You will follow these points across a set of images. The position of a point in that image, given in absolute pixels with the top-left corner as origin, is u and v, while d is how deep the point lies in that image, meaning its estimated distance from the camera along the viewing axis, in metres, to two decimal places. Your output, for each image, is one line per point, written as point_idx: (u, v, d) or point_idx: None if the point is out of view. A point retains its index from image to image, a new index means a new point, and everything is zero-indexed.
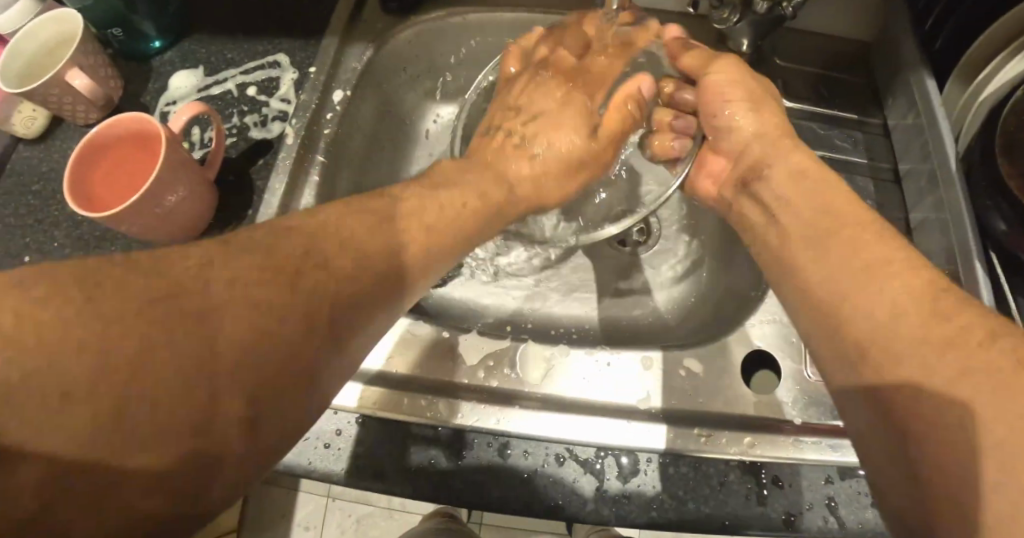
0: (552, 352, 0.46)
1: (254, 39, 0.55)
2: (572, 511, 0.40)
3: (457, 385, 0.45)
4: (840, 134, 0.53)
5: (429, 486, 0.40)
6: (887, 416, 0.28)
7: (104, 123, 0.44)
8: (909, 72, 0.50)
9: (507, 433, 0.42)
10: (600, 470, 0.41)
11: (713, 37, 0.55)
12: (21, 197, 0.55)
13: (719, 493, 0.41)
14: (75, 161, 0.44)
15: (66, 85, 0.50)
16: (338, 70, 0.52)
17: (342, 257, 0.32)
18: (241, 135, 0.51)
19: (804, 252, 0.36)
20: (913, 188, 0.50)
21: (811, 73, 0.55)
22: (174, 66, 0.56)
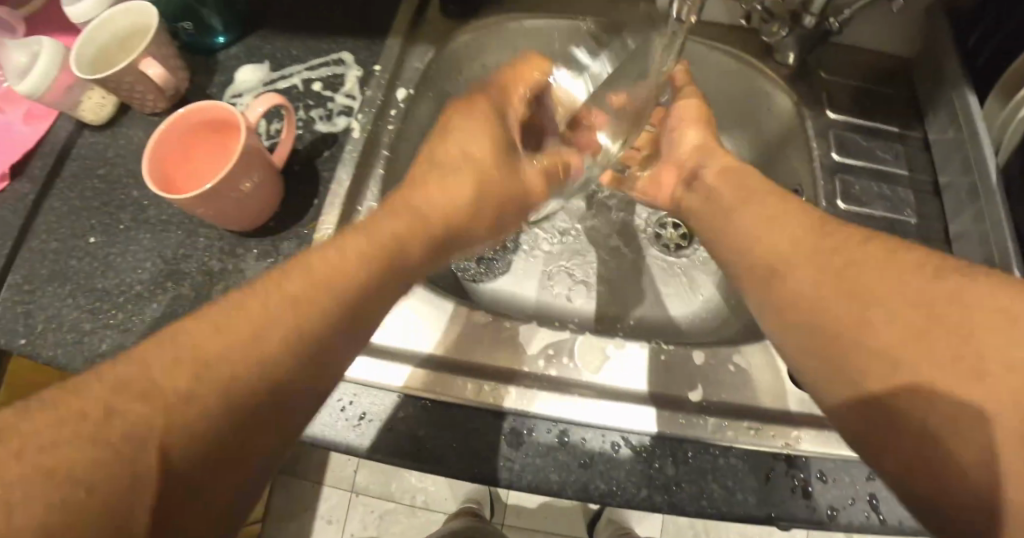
0: (607, 344, 0.48)
1: (318, 37, 0.57)
2: (624, 496, 0.42)
3: (516, 373, 0.46)
4: (881, 145, 0.55)
5: (489, 468, 0.42)
6: (872, 431, 0.29)
7: (187, 109, 0.46)
8: (952, 90, 0.53)
9: (565, 420, 0.44)
10: (651, 459, 0.43)
11: (760, 50, 0.57)
12: (86, 180, 0.57)
13: (766, 486, 0.43)
14: (152, 145, 0.45)
15: (141, 74, 0.52)
16: (401, 70, 0.55)
17: (298, 291, 0.32)
18: (307, 128, 0.53)
19: None
20: (952, 199, 0.52)
21: (855, 86, 0.57)
22: (240, 61, 0.58)
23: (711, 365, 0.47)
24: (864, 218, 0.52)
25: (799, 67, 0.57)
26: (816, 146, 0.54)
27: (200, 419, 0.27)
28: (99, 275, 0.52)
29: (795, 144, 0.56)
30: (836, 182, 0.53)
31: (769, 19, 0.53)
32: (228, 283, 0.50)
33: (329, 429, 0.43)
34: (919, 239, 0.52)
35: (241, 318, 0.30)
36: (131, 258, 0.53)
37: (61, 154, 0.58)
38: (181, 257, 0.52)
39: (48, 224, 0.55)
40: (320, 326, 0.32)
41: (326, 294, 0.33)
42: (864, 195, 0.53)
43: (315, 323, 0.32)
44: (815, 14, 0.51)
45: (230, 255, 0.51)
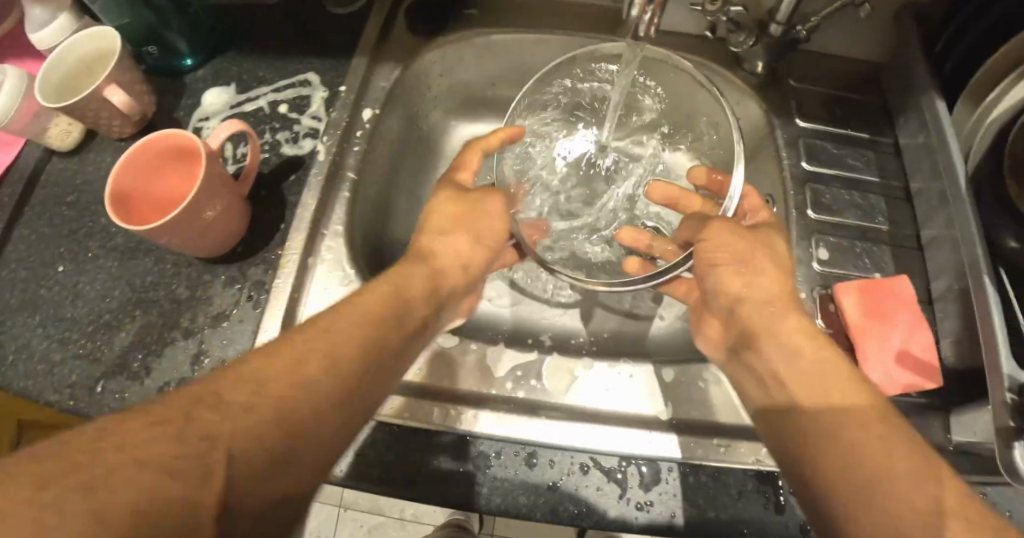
0: (576, 365, 0.48)
1: (285, 58, 0.57)
2: (595, 518, 0.41)
3: (484, 396, 0.46)
4: (852, 153, 0.55)
5: (457, 493, 0.42)
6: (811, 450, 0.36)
7: (150, 138, 0.46)
8: (920, 95, 0.52)
9: (533, 442, 0.43)
10: (622, 479, 0.43)
11: (730, 58, 0.57)
12: (55, 207, 0.56)
13: (737, 502, 0.42)
14: (115, 178, 0.45)
15: (104, 101, 0.52)
16: (367, 89, 0.54)
17: (319, 359, 0.35)
18: (273, 151, 0.53)
19: None
20: (923, 205, 0.52)
21: (825, 93, 0.57)
22: (207, 83, 0.58)
23: (680, 381, 0.47)
24: (835, 227, 0.52)
25: (768, 75, 0.56)
26: (786, 156, 0.54)
27: (257, 459, 0.30)
28: (67, 304, 0.52)
29: (766, 154, 0.56)
30: (807, 192, 0.53)
31: (736, 29, 0.52)
32: (196, 311, 0.49)
33: None
34: (890, 247, 0.52)
35: (287, 372, 0.33)
36: (100, 286, 0.52)
37: (29, 182, 0.57)
38: (149, 285, 0.51)
39: (16, 253, 0.54)
40: (340, 398, 0.35)
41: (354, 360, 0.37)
42: (835, 204, 0.53)
43: (348, 384, 0.35)
44: (782, 22, 0.51)
45: (197, 281, 0.50)
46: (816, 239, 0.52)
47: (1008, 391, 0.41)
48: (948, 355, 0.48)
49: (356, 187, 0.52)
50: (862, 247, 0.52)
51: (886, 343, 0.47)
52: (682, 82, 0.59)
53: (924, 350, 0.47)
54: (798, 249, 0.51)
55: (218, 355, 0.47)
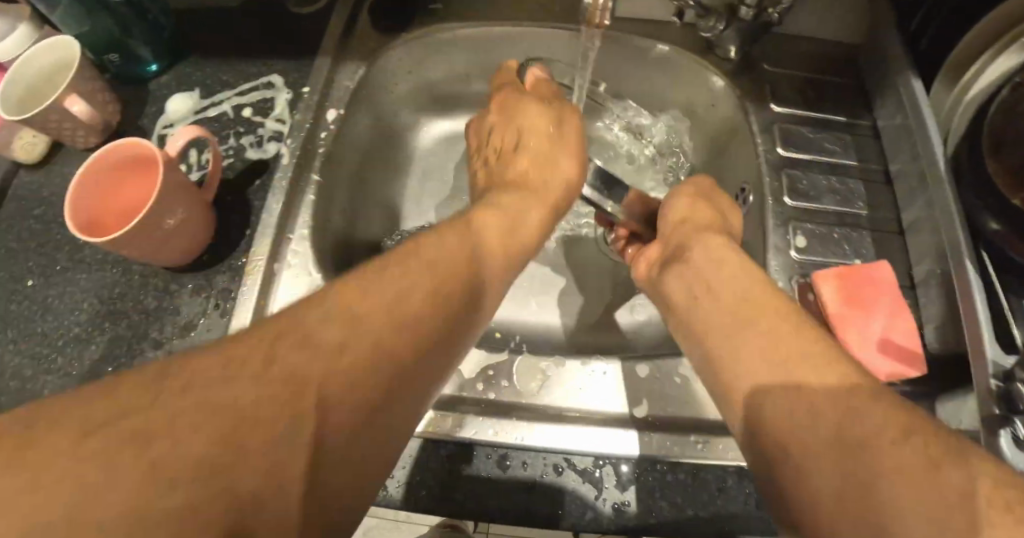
0: (547, 364, 0.47)
1: (248, 61, 0.56)
2: (573, 520, 0.40)
3: (456, 398, 0.45)
4: (828, 136, 0.54)
5: (429, 499, 0.41)
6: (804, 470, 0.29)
7: (105, 149, 0.45)
8: (897, 74, 0.51)
9: (504, 445, 0.42)
10: (598, 479, 0.42)
11: (702, 44, 0.56)
12: (24, 221, 0.56)
13: (717, 499, 0.42)
14: (72, 195, 0.44)
15: (65, 111, 0.51)
16: (332, 89, 0.53)
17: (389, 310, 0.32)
18: (238, 157, 0.52)
19: None
20: (904, 188, 0.51)
21: (799, 76, 0.56)
22: (171, 89, 0.57)
23: (655, 377, 0.46)
24: (814, 213, 0.51)
25: (741, 59, 0.55)
26: (761, 142, 0.53)
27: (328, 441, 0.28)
28: (37, 319, 0.51)
29: (743, 140, 0.55)
30: (784, 178, 0.51)
31: (705, 15, 0.51)
32: (164, 322, 0.49)
33: None
34: (872, 231, 0.51)
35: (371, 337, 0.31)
36: (69, 299, 0.51)
37: None
38: (118, 297, 0.51)
39: None
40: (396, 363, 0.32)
41: (378, 321, 0.31)
42: (812, 190, 0.51)
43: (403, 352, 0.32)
44: (752, 5, 0.49)
45: (165, 291, 0.50)
46: (794, 226, 0.50)
47: (993, 377, 0.40)
48: (930, 342, 0.48)
49: (322, 190, 0.51)
50: (841, 233, 0.50)
51: (865, 331, 0.45)
52: (645, 62, 0.57)
53: (907, 337, 0.45)
54: (776, 237, 0.49)
55: None
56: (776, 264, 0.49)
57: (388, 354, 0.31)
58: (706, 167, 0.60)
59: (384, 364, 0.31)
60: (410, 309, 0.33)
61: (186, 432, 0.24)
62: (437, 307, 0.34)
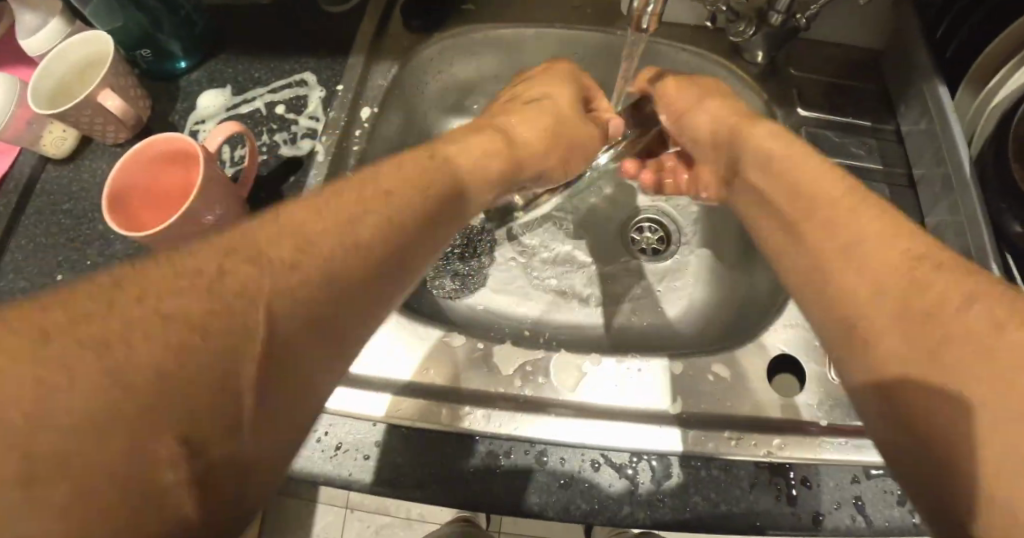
0: (583, 361, 0.47)
1: (280, 59, 0.56)
2: (607, 514, 0.41)
3: (492, 395, 0.46)
4: (854, 140, 0.55)
5: (467, 494, 0.41)
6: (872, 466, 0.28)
7: (144, 143, 0.45)
8: (922, 80, 0.52)
9: (542, 440, 0.43)
10: (632, 474, 0.42)
11: (729, 48, 0.56)
12: (52, 216, 0.55)
13: (750, 495, 0.42)
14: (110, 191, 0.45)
15: (99, 106, 0.51)
16: (365, 87, 0.54)
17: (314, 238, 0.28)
18: (272, 153, 0.52)
19: (809, 239, 0.36)
20: (928, 193, 0.52)
21: (825, 81, 0.57)
22: (202, 85, 0.57)
23: (687, 374, 0.47)
24: None
25: (768, 64, 0.56)
26: None
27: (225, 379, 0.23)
28: None
29: None
30: None
31: (735, 19, 0.52)
32: None
33: (302, 460, 0.42)
34: None
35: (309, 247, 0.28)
36: None
37: (25, 190, 0.56)
38: None
39: (13, 263, 0.53)
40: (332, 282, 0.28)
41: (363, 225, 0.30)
42: None
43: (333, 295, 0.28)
44: (782, 11, 0.50)
45: None
46: None
47: None
48: None
49: None
50: None
51: None
52: (672, 67, 0.58)
53: None
54: None
55: None
56: None
57: (353, 254, 0.29)
58: None
59: (361, 261, 0.29)
60: (374, 220, 0.31)
61: (200, 349, 0.23)
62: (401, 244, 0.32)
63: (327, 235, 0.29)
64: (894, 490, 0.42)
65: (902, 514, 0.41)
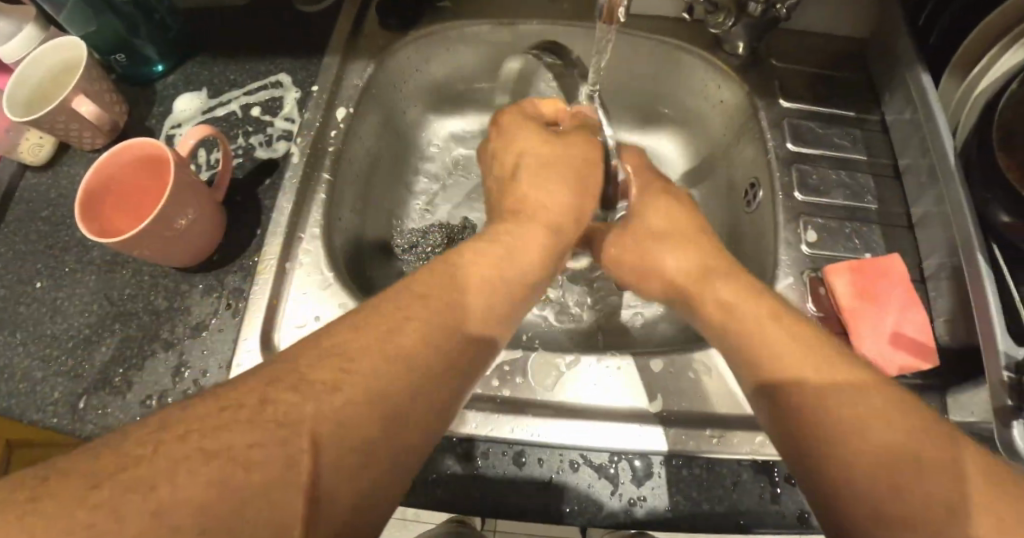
0: (561, 360, 0.47)
1: (255, 60, 0.56)
2: (587, 516, 0.40)
3: (471, 396, 0.45)
4: (838, 131, 0.54)
5: (445, 496, 0.41)
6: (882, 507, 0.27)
7: (119, 147, 0.45)
8: (906, 68, 0.51)
9: (520, 441, 0.43)
10: (614, 475, 0.42)
11: (710, 40, 0.56)
12: (31, 223, 0.55)
13: (733, 493, 0.42)
14: (83, 197, 0.44)
15: (73, 112, 0.51)
16: (341, 88, 0.53)
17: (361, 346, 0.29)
18: (247, 156, 0.52)
19: None
20: (913, 182, 0.51)
21: (807, 72, 0.56)
22: (178, 89, 0.57)
23: (669, 370, 0.46)
24: (824, 208, 0.51)
25: (749, 55, 0.55)
26: (771, 137, 0.53)
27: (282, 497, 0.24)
28: (45, 322, 0.50)
29: (751, 136, 0.54)
30: (793, 173, 0.51)
31: (713, 11, 0.51)
32: (175, 323, 0.48)
33: None
34: (881, 224, 0.51)
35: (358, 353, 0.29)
36: (77, 301, 0.51)
37: (4, 198, 0.56)
38: (127, 298, 0.50)
39: None
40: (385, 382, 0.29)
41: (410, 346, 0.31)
42: (822, 185, 0.51)
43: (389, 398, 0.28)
44: (761, 2, 0.49)
45: (175, 292, 0.49)
46: (804, 222, 0.50)
47: (1006, 369, 0.41)
48: (941, 334, 0.48)
49: (332, 189, 0.50)
50: (852, 227, 0.50)
51: (879, 325, 0.45)
52: (652, 59, 0.57)
53: (919, 330, 0.45)
54: (787, 232, 0.49)
55: (198, 367, 0.46)
56: (787, 259, 0.49)
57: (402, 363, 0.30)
58: (717, 162, 0.59)
59: (405, 369, 0.30)
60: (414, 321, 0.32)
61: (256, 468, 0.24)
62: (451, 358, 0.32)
63: (377, 360, 0.29)
64: None
65: None
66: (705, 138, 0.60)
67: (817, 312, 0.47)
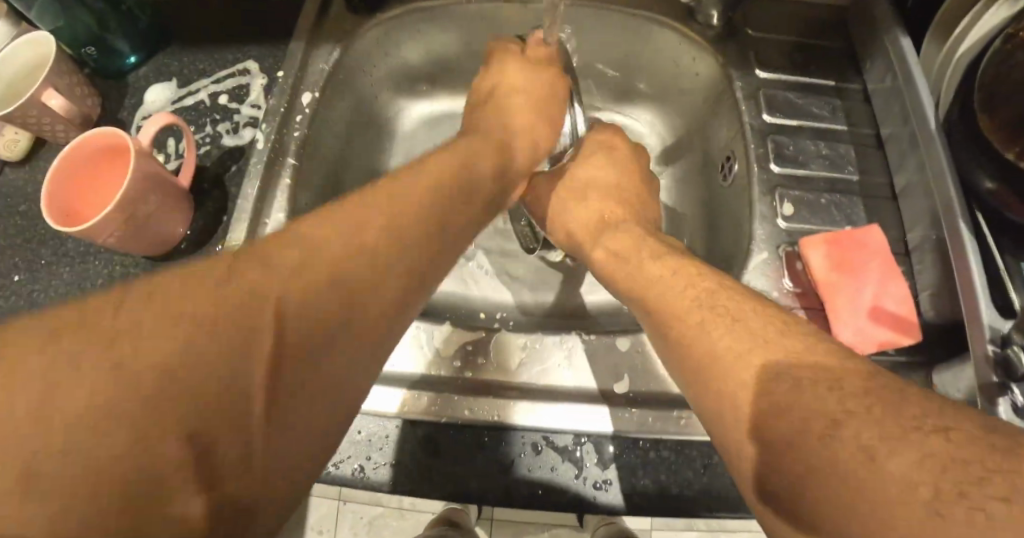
0: (526, 340, 0.46)
1: (224, 49, 0.56)
2: (550, 499, 0.40)
3: (435, 379, 0.44)
4: (817, 101, 0.52)
5: (407, 478, 0.41)
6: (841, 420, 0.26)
7: (75, 143, 0.45)
8: (886, 33, 0.49)
9: (482, 423, 0.42)
10: (578, 458, 0.41)
11: (683, 12, 0.54)
12: (9, 218, 0.56)
13: (702, 476, 0.41)
14: (49, 193, 0.45)
15: (42, 106, 0.51)
16: (306, 72, 0.53)
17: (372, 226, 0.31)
18: (214, 144, 0.52)
19: None
20: (895, 152, 0.49)
21: (786, 41, 0.54)
22: (150, 81, 0.57)
23: (639, 349, 0.45)
24: (802, 180, 0.49)
25: (724, 26, 0.53)
26: (746, 108, 0.51)
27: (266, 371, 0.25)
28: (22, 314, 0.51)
29: (727, 108, 0.53)
30: (769, 145, 0.50)
31: None
32: None
33: None
34: (862, 196, 0.49)
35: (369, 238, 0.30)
36: (53, 293, 0.52)
37: None
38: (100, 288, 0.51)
39: None
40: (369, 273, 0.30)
41: (340, 267, 0.28)
42: (800, 155, 0.50)
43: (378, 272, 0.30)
44: None
45: None
46: (780, 194, 0.48)
47: (990, 343, 0.38)
48: (926, 310, 0.46)
49: (296, 174, 0.50)
50: (831, 199, 0.49)
51: (856, 297, 0.44)
52: (627, 34, 0.56)
53: (898, 303, 0.44)
54: (762, 205, 0.48)
55: None
56: (762, 233, 0.47)
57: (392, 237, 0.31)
58: (696, 138, 0.58)
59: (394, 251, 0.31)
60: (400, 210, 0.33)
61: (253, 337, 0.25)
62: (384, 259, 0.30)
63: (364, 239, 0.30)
64: None
65: None
66: (684, 112, 0.59)
67: (791, 287, 0.46)
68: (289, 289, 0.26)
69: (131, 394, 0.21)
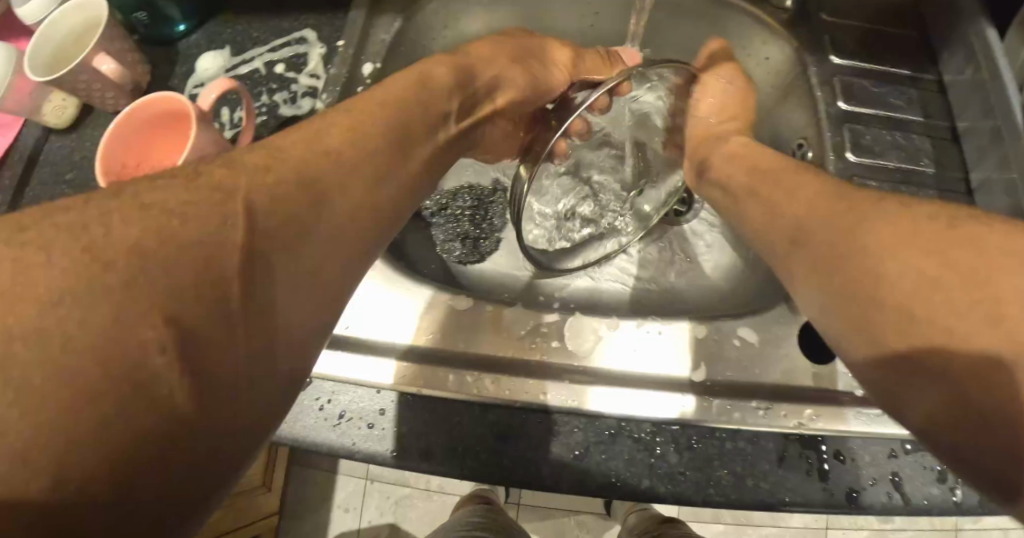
0: (601, 324, 0.45)
1: (278, 16, 0.54)
2: (624, 488, 0.39)
3: (506, 361, 0.43)
4: (892, 90, 0.50)
5: (476, 464, 0.40)
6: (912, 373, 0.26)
7: (120, 117, 0.44)
8: (969, 24, 0.48)
9: (556, 409, 0.41)
10: (653, 447, 0.40)
11: None
12: (56, 186, 0.54)
13: (778, 469, 0.39)
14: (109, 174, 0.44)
15: (94, 71, 0.50)
16: (367, 43, 0.51)
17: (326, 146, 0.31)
18: (271, 113, 0.51)
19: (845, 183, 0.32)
20: (973, 145, 0.48)
21: (858, 27, 0.52)
22: (201, 49, 0.55)
23: (713, 336, 0.44)
24: (876, 170, 0.48)
25: (798, 10, 0.52)
26: (821, 95, 0.50)
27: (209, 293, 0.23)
28: None
29: (800, 94, 0.52)
30: (846, 134, 0.48)
31: None
32: None
33: (305, 428, 0.40)
34: (938, 190, 0.48)
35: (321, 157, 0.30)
36: None
37: (30, 162, 0.55)
38: None
39: None
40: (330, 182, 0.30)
41: (298, 206, 0.28)
42: (877, 145, 0.48)
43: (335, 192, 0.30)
44: None
45: None
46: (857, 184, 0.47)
47: None
48: None
49: None
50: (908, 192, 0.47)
51: None
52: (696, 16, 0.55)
53: None
54: None
55: None
56: None
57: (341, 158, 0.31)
58: (762, 123, 0.57)
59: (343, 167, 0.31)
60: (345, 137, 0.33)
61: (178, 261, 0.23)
62: (325, 193, 0.30)
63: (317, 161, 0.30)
64: (935, 466, 0.39)
65: (943, 491, 0.39)
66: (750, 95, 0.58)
67: None
68: (248, 219, 0.26)
69: (69, 364, 0.19)
